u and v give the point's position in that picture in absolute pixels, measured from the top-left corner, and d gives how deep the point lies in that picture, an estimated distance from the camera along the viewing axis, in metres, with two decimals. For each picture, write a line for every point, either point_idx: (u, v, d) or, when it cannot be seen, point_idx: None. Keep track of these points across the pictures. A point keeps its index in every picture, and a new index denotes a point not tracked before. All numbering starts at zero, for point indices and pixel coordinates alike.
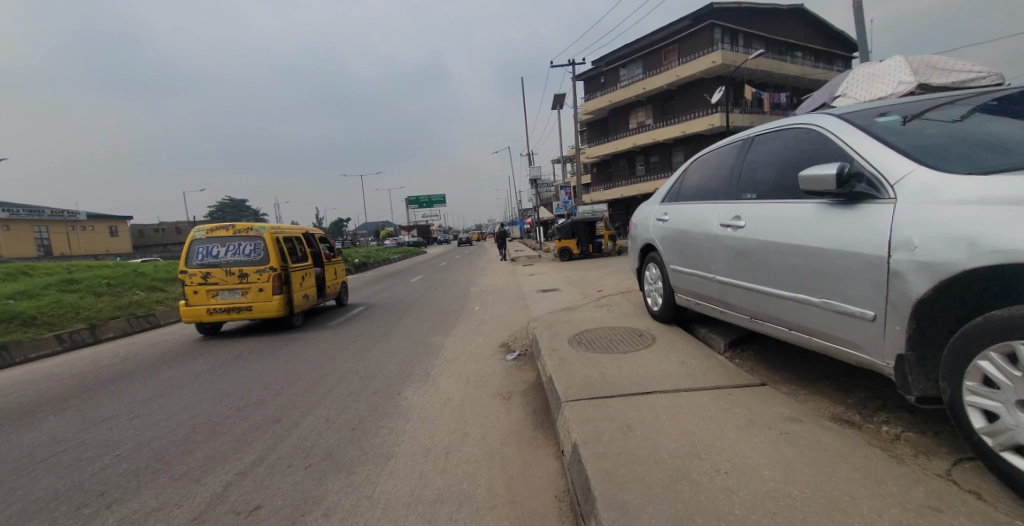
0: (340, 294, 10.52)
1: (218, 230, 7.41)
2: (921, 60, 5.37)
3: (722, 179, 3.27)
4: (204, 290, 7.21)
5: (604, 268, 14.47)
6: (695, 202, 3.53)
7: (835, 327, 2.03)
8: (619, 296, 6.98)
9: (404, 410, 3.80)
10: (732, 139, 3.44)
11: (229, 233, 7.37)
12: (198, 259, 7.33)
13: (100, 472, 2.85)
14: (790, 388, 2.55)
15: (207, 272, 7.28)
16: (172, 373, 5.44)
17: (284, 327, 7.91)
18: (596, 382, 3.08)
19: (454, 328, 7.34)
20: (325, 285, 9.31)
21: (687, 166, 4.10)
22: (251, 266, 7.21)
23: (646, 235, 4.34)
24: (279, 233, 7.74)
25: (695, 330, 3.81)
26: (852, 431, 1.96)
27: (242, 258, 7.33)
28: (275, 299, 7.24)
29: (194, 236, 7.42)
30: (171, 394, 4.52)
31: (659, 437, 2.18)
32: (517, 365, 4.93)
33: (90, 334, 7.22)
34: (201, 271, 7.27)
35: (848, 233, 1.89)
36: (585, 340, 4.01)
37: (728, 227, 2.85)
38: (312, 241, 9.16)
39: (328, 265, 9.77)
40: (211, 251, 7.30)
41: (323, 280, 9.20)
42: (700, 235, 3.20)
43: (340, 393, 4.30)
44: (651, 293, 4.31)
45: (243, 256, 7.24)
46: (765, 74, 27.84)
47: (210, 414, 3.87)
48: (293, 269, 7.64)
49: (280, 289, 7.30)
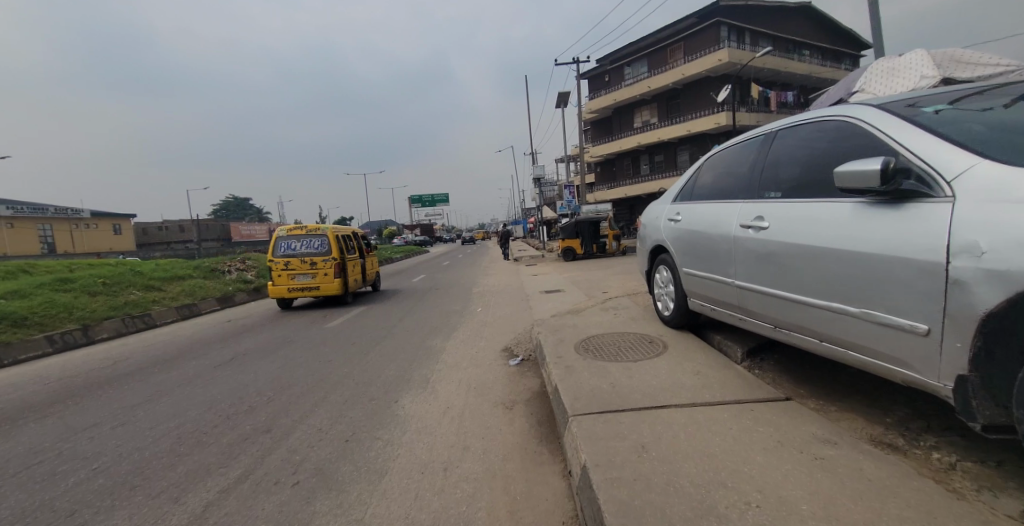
0: (376, 282, 12.99)
1: (295, 231, 10.22)
2: (945, 54, 5.11)
3: (741, 176, 3.06)
4: (285, 274, 9.95)
5: (608, 269, 14.26)
6: (711, 201, 3.32)
7: (878, 341, 1.81)
8: (626, 298, 6.77)
9: (401, 420, 3.60)
10: (750, 134, 3.22)
11: (304, 233, 10.18)
12: (281, 251, 10.11)
13: (73, 488, 2.68)
14: (819, 405, 2.33)
15: (287, 261, 10.02)
16: (164, 376, 5.27)
17: (339, 303, 10.64)
18: (605, 393, 2.87)
19: (455, 331, 7.14)
20: (366, 272, 11.90)
21: (701, 163, 3.89)
22: (320, 256, 9.98)
23: (656, 235, 4.13)
24: (338, 233, 10.54)
25: (709, 337, 3.60)
26: (898, 458, 1.74)
27: (313, 251, 10.11)
28: (336, 281, 10.00)
29: (278, 235, 10.14)
30: (160, 400, 4.36)
31: (678, 460, 1.97)
32: (520, 371, 4.73)
33: (83, 336, 7.09)
34: (283, 260, 10.01)
35: (893, 235, 1.67)
36: (592, 346, 3.80)
37: (749, 228, 2.63)
38: (358, 239, 11.92)
39: (369, 258, 12.44)
40: (291, 246, 10.07)
41: (366, 270, 11.93)
42: (717, 236, 2.98)
43: (335, 400, 4.11)
44: (661, 296, 4.10)
45: (314, 250, 10.00)
46: (771, 72, 27.53)
47: (197, 423, 3.70)
48: (347, 260, 10.38)
49: (338, 274, 10.02)
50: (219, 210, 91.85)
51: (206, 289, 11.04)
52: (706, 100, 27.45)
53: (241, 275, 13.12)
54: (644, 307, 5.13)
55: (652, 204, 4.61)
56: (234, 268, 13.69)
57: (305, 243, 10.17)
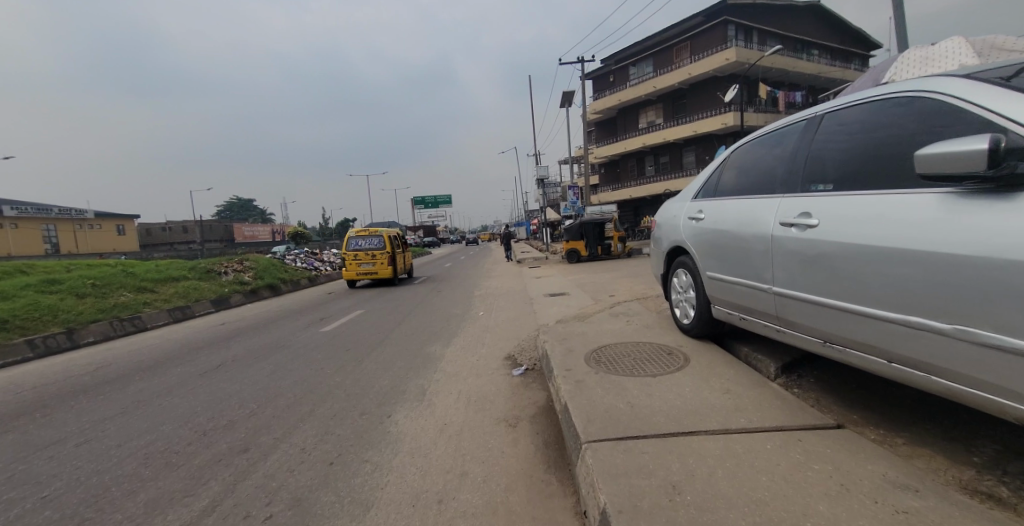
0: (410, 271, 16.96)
1: (361, 231, 14.45)
2: (984, 41, 4.75)
3: (777, 168, 2.71)
4: (354, 262, 14.14)
5: (614, 271, 13.90)
6: (740, 197, 2.97)
7: (976, 366, 1.45)
8: (636, 303, 6.40)
9: (393, 439, 3.25)
10: (785, 121, 2.88)
11: (367, 233, 14.39)
12: (351, 246, 14.32)
13: (16, 521, 2.35)
14: (880, 435, 1.97)
15: (355, 253, 14.23)
16: (144, 384, 4.94)
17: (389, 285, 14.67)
18: (623, 415, 2.50)
19: (455, 336, 6.80)
20: (405, 264, 15.89)
21: (724, 155, 3.55)
22: (378, 250, 14.13)
23: (674, 236, 3.78)
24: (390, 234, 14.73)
25: (736, 348, 3.24)
26: (1006, 517, 1.37)
27: (373, 246, 14.30)
28: (388, 268, 14.07)
29: (348, 234, 14.34)
30: (135, 411, 4.02)
31: (720, 508, 1.61)
32: (525, 382, 4.38)
33: (67, 340, 6.79)
34: (353, 253, 14.22)
35: (1005, 234, 1.31)
36: (605, 358, 3.43)
37: (792, 227, 2.27)
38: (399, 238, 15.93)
39: (405, 253, 16.32)
40: (358, 243, 14.20)
41: (405, 262, 15.92)
42: (750, 235, 2.63)
43: (322, 415, 3.77)
44: (680, 302, 3.75)
45: (374, 246, 14.20)
46: (779, 72, 27.15)
47: (169, 440, 3.36)
48: (396, 253, 14.52)
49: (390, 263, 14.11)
50: (223, 211, 91.94)
51: (200, 290, 10.76)
52: (713, 100, 27.04)
53: (237, 277, 12.83)
54: (658, 313, 4.77)
55: (668, 202, 4.27)
56: (230, 269, 13.40)
57: (368, 240, 14.39)
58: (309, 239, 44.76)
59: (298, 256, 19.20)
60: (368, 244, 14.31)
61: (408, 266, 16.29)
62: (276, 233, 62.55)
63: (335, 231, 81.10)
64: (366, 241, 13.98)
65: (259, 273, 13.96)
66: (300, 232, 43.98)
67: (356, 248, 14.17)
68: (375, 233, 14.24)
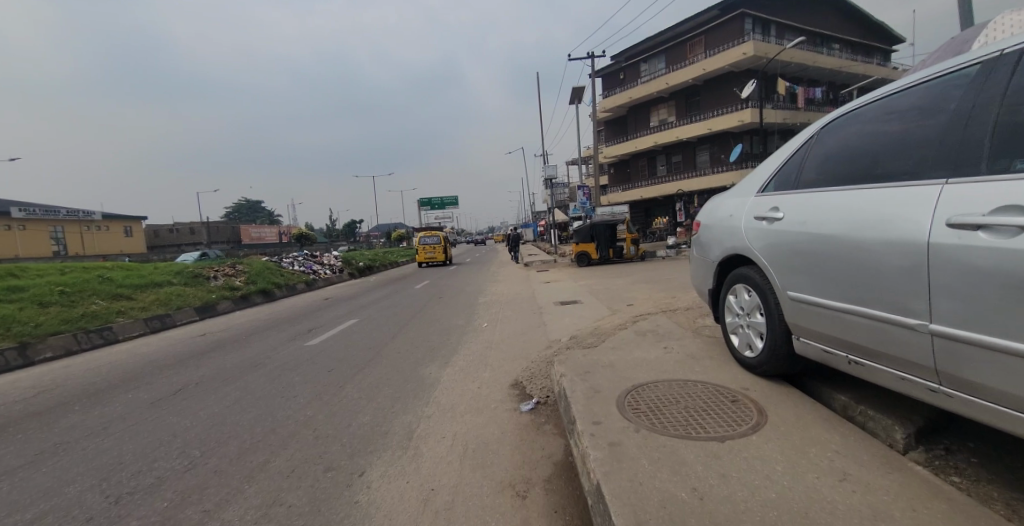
0: (451, 261, 26.13)
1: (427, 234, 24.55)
2: None
3: (912, 145, 1.84)
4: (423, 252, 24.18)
5: (628, 277, 13.03)
6: (847, 188, 2.09)
7: None
8: (664, 318, 5.52)
9: (359, 518, 2.40)
10: (913, 77, 2.00)
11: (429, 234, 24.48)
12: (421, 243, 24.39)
13: None
14: None
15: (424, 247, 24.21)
16: (78, 416, 4.13)
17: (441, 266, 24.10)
18: (692, 518, 1.62)
19: (454, 354, 5.97)
20: (449, 255, 25.41)
21: (808, 135, 2.65)
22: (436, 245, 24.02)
23: (731, 241, 2.91)
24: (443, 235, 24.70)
25: (830, 398, 2.33)
26: None
27: (433, 243, 24.35)
28: (440, 255, 23.51)
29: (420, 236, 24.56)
30: (44, 460, 3.19)
31: None
32: (535, 421, 3.53)
33: (20, 357, 6.07)
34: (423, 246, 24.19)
35: None
36: (645, 406, 2.55)
37: (977, 230, 1.38)
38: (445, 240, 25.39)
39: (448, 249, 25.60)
40: (425, 241, 24.37)
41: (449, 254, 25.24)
42: (878, 244, 1.75)
43: (277, 472, 2.94)
44: (739, 328, 2.88)
45: (434, 242, 24.35)
46: (798, 67, 26.12)
47: (65, 511, 2.53)
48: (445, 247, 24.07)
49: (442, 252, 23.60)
50: (230, 212, 91.97)
51: (184, 297, 10.08)
52: (728, 96, 26.06)
53: (227, 282, 12.16)
54: (698, 336, 3.90)
55: (718, 199, 3.40)
56: (220, 273, 12.73)
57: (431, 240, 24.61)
58: (314, 240, 44.19)
59: (295, 260, 18.50)
60: (430, 241, 24.85)
61: (452, 257, 25.91)
62: (283, 235, 62.05)
63: (342, 232, 80.84)
64: (430, 240, 24.15)
65: (251, 278, 13.27)
66: (305, 233, 43.39)
67: (424, 244, 24.42)
68: (434, 235, 24.33)
